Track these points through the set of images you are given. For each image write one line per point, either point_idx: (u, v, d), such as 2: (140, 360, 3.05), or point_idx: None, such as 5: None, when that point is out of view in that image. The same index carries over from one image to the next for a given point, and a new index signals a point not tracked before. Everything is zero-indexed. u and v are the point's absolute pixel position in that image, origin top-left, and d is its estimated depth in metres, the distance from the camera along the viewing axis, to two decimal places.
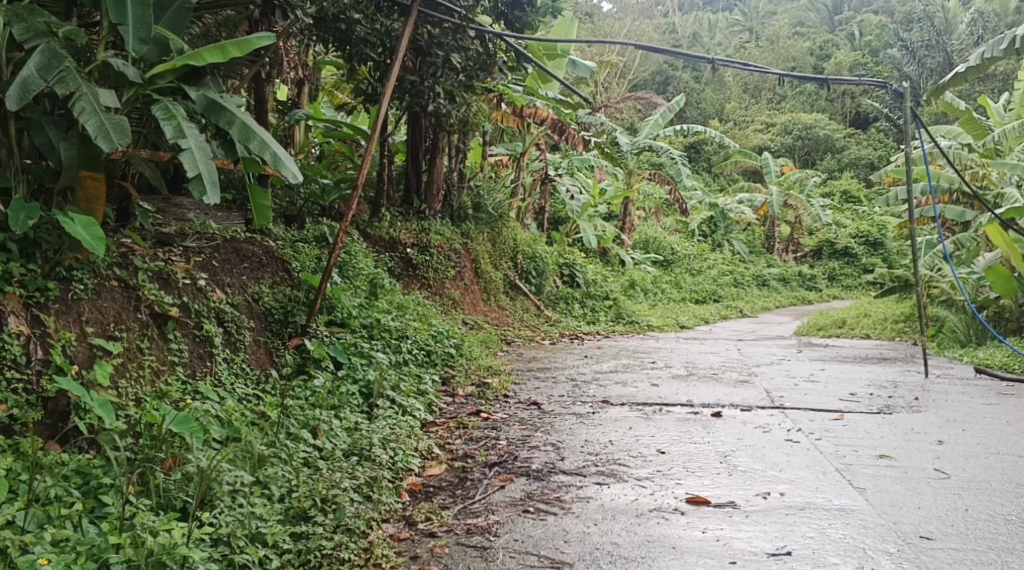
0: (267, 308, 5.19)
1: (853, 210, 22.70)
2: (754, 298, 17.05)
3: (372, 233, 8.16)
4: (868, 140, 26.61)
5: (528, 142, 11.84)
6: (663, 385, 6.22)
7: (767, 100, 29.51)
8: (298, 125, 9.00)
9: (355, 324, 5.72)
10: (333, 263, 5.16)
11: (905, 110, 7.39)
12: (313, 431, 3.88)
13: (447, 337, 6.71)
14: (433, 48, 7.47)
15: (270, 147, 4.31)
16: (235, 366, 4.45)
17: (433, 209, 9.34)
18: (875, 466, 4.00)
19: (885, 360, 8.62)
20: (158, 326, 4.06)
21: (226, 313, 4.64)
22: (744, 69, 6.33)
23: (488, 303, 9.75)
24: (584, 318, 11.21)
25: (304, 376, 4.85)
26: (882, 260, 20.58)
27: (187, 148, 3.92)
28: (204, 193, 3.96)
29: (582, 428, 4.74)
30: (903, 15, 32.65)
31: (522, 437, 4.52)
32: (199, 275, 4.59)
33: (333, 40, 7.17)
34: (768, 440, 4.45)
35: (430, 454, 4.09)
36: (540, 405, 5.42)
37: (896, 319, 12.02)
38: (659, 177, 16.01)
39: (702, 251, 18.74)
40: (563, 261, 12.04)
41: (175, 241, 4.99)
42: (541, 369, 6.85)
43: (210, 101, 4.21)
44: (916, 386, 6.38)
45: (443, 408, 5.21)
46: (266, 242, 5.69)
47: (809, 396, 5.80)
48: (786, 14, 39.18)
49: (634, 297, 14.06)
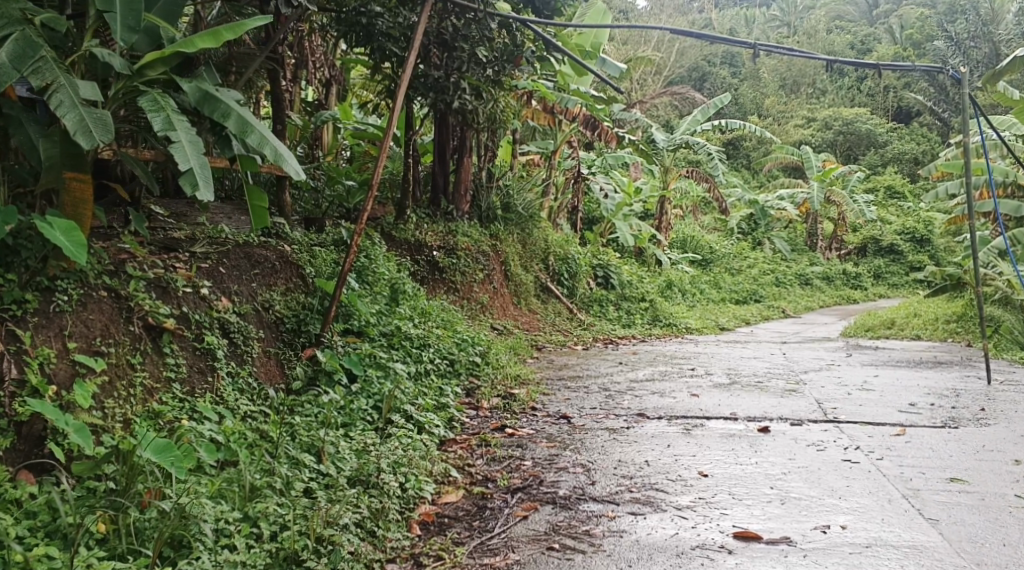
0: (279, 316, 4.89)
1: (898, 206, 21.85)
2: (797, 298, 16.40)
3: (396, 236, 7.87)
4: (912, 133, 25.62)
5: (560, 139, 11.45)
6: (704, 395, 5.78)
7: (807, 95, 28.68)
8: (325, 126, 8.83)
9: (373, 333, 5.39)
10: (347, 268, 4.82)
11: (965, 96, 6.77)
12: (318, 454, 3.55)
13: (472, 344, 6.35)
14: (457, 40, 7.15)
15: (270, 142, 4.15)
16: (239, 381, 4.16)
17: (460, 210, 8.99)
18: (947, 492, 3.50)
19: (941, 364, 8.03)
20: (153, 340, 3.84)
21: (232, 324, 4.37)
22: (789, 54, 5.76)
23: (518, 306, 9.40)
24: (619, 321, 10.75)
25: (316, 390, 4.54)
26: (930, 257, 19.65)
27: (178, 142, 3.81)
28: (196, 188, 3.82)
29: (616, 446, 4.34)
30: (947, 5, 31.47)
31: (549, 457, 4.12)
32: (202, 283, 4.33)
33: (355, 35, 6.88)
34: (823, 460, 3.99)
35: (446, 478, 3.71)
36: (571, 419, 5.03)
37: (948, 319, 11.36)
38: (697, 174, 15.48)
39: (741, 249, 18.13)
40: (596, 262, 11.61)
41: (182, 246, 4.74)
42: (573, 378, 6.45)
43: (204, 94, 4.04)
44: (981, 395, 5.83)
45: (466, 422, 4.86)
46: (281, 246, 5.39)
47: (865, 407, 5.30)
48: (824, 8, 38.23)
49: (671, 299, 13.57)
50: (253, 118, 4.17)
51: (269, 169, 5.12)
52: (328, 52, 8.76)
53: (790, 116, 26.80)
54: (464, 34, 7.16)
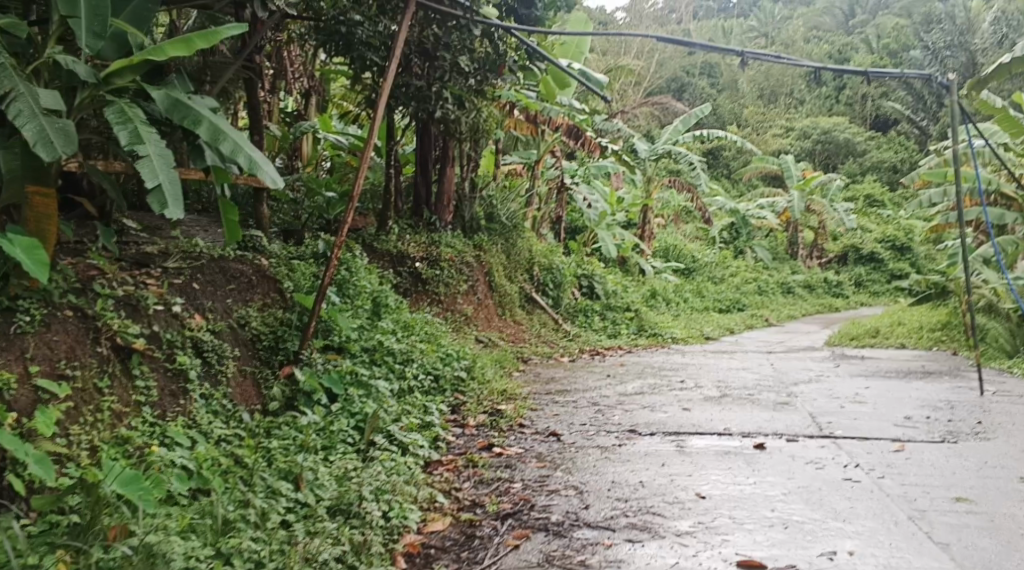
0: (255, 333, 4.71)
1: (878, 214, 21.94)
2: (780, 307, 16.37)
3: (378, 247, 7.70)
4: (890, 142, 25.79)
5: (543, 148, 11.30)
6: (695, 409, 5.64)
7: (786, 105, 28.82)
8: (305, 136, 8.60)
9: (354, 349, 5.19)
10: (327, 283, 4.64)
11: (954, 105, 6.70)
12: (295, 481, 3.37)
13: (457, 359, 6.18)
14: (439, 49, 7.01)
15: (244, 149, 3.98)
16: (213, 404, 3.98)
17: (443, 221, 8.82)
18: (953, 513, 3.38)
19: (930, 374, 7.95)
20: (121, 361, 3.66)
21: (206, 342, 4.18)
22: (776, 62, 5.65)
23: (503, 317, 9.22)
24: (604, 332, 10.60)
25: (295, 411, 4.35)
26: (910, 265, 19.67)
27: (146, 156, 3.63)
28: (165, 206, 3.65)
29: (609, 464, 4.19)
30: (922, 15, 31.80)
31: (540, 479, 3.96)
32: (175, 300, 4.16)
33: (334, 45, 6.72)
34: (822, 479, 3.85)
35: (432, 505, 3.53)
36: (560, 436, 4.86)
37: (932, 328, 11.33)
38: (679, 183, 15.41)
39: (723, 258, 18.09)
40: (580, 272, 11.49)
41: (155, 261, 4.57)
42: (560, 392, 6.28)
43: (174, 101, 3.86)
44: (975, 407, 5.73)
45: (452, 441, 4.68)
46: (258, 259, 5.21)
47: (860, 421, 5.17)
48: (801, 19, 38.54)
49: (655, 308, 13.47)
50: (226, 125, 3.99)
51: (244, 181, 4.92)
52: (307, 62, 8.58)
53: (769, 125, 26.91)
54: (445, 43, 7.01)
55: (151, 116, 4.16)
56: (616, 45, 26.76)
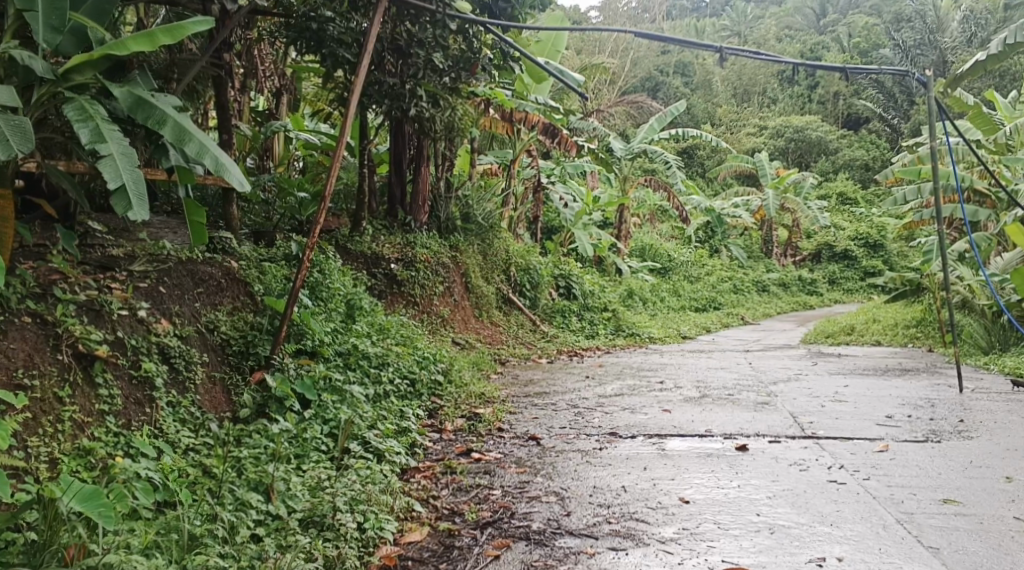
0: (224, 338, 4.56)
1: (851, 212, 22.12)
2: (756, 305, 16.43)
3: (352, 249, 7.55)
4: (862, 140, 26.04)
5: (519, 148, 11.21)
6: (675, 410, 5.58)
7: (759, 104, 28.99)
8: (277, 136, 8.40)
9: (328, 353, 5.05)
10: (298, 286, 4.51)
11: (930, 101, 6.69)
12: (266, 492, 3.23)
13: (433, 362, 6.06)
14: (413, 46, 6.89)
15: (211, 151, 3.80)
16: (180, 412, 3.84)
17: (418, 222, 8.68)
18: (942, 515, 3.34)
19: (907, 371, 7.96)
20: (83, 369, 3.48)
21: (172, 348, 4.03)
22: (755, 59, 5.58)
23: (480, 319, 9.11)
24: (582, 332, 10.52)
25: (266, 419, 4.21)
26: (883, 262, 19.83)
27: (109, 155, 3.48)
28: (129, 206, 3.47)
29: (590, 469, 4.11)
30: (892, 15, 32.15)
31: (520, 486, 3.85)
32: (140, 304, 4.00)
33: (305, 42, 6.57)
34: (807, 482, 3.79)
35: (409, 514, 3.41)
36: (540, 440, 4.77)
37: (907, 325, 11.40)
38: (655, 182, 15.40)
39: (699, 257, 18.12)
40: (557, 272, 11.41)
41: (119, 265, 4.42)
42: (538, 395, 6.19)
43: (137, 99, 3.71)
44: (955, 405, 5.73)
45: (429, 447, 4.57)
46: (227, 262, 5.06)
47: (842, 421, 5.13)
48: (773, 18, 38.82)
49: (632, 308, 13.43)
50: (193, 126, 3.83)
51: (211, 180, 4.76)
52: (277, 61, 8.42)
53: (742, 125, 27.06)
54: (419, 40, 6.90)
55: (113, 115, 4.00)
56: (590, 44, 26.75)
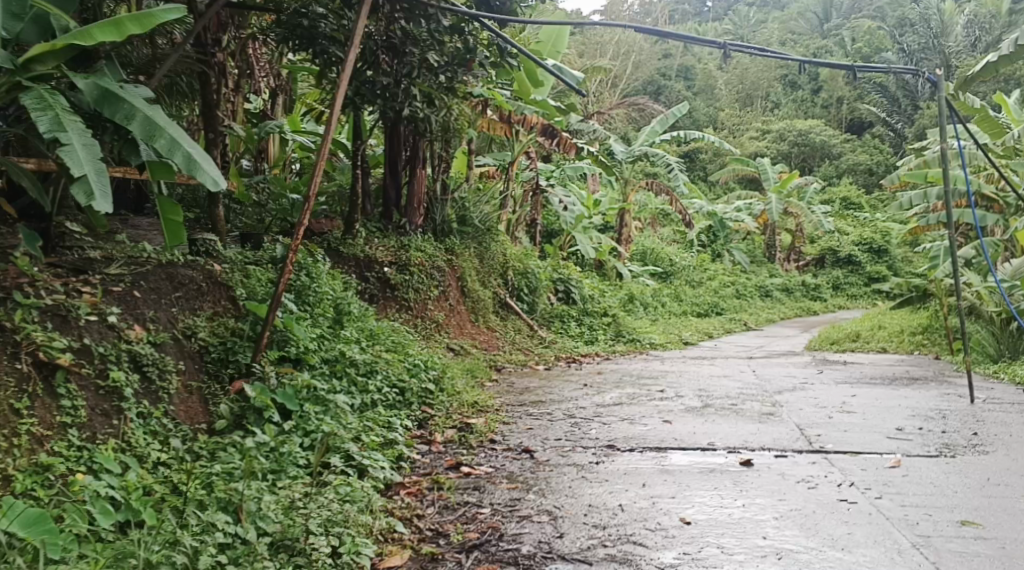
0: (203, 345, 4.36)
1: (854, 217, 21.88)
2: (758, 310, 16.18)
3: (345, 252, 7.34)
4: (865, 144, 25.80)
5: (518, 150, 10.98)
6: (676, 421, 5.35)
7: (763, 107, 28.79)
8: (272, 136, 8.25)
9: (313, 361, 4.83)
10: (281, 289, 4.31)
11: (941, 102, 6.43)
12: (235, 513, 3.01)
13: (425, 369, 5.83)
14: (407, 44, 6.61)
15: (181, 147, 3.71)
16: (151, 423, 3.62)
17: (414, 224, 8.47)
18: (962, 540, 3.11)
19: (917, 380, 7.72)
20: (44, 378, 3.27)
21: (145, 356, 3.82)
22: (761, 56, 5.32)
23: (476, 323, 8.89)
24: (581, 337, 10.29)
25: (242, 431, 3.98)
26: (887, 268, 19.59)
27: (69, 144, 3.31)
28: (91, 196, 3.34)
29: (585, 485, 3.88)
30: (896, 18, 31.92)
31: (510, 503, 3.63)
32: (110, 309, 3.79)
33: (297, 40, 6.35)
34: (816, 501, 3.56)
35: (390, 536, 3.20)
36: (534, 452, 4.54)
37: (913, 331, 11.18)
38: (657, 186, 15.18)
39: (702, 261, 17.87)
40: (556, 276, 11.19)
41: (92, 269, 4.23)
42: (535, 404, 5.96)
43: (103, 92, 3.60)
44: (968, 417, 5.49)
45: (417, 460, 4.34)
46: (209, 264, 4.84)
47: (851, 434, 4.90)
48: (776, 22, 38.59)
49: (633, 313, 13.18)
50: (163, 119, 3.74)
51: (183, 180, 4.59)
52: (272, 61, 8.22)
53: (744, 128, 26.87)
54: (414, 37, 6.63)
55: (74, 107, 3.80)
56: (592, 48, 26.63)
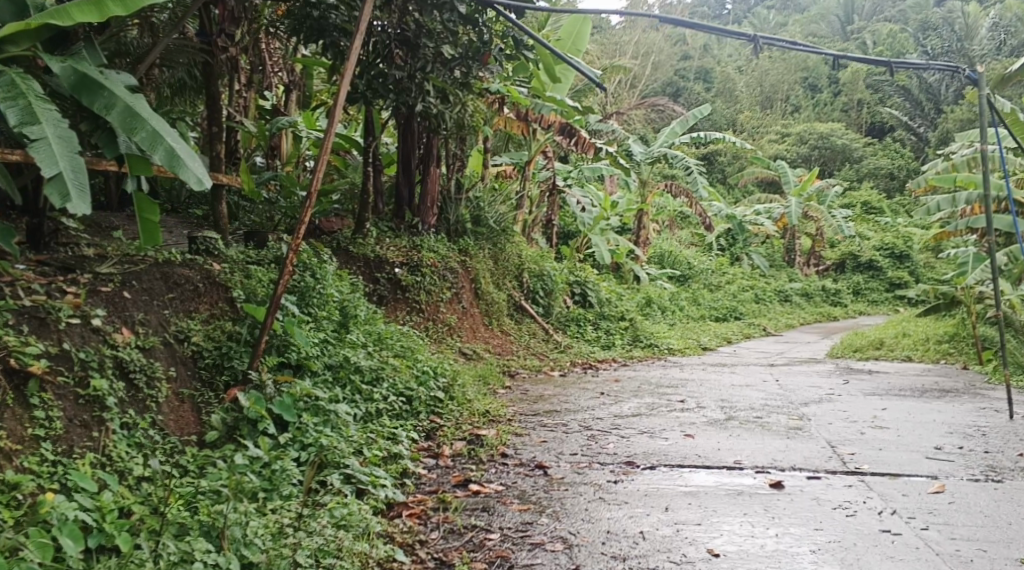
0: (197, 349, 4.11)
1: (876, 221, 21.42)
2: (777, 315, 15.79)
3: (353, 251, 7.10)
4: (886, 148, 25.32)
5: (534, 149, 10.67)
6: (699, 435, 5.05)
7: (782, 110, 28.30)
8: (285, 133, 8.03)
9: (315, 367, 4.57)
10: (280, 293, 4.03)
11: (983, 101, 6.02)
12: (218, 540, 2.82)
13: (434, 376, 5.55)
14: (421, 37, 6.31)
15: (163, 141, 3.67)
16: (136, 435, 3.41)
17: (427, 224, 8.21)
18: None
19: (948, 392, 7.35)
20: (17, 389, 3.06)
21: (132, 362, 3.60)
22: (792, 50, 4.96)
23: (490, 327, 8.61)
24: (598, 342, 9.98)
25: (235, 445, 3.72)
26: (910, 274, 19.15)
27: (43, 139, 3.29)
28: (67, 199, 3.28)
29: (603, 507, 3.60)
30: (919, 20, 31.39)
31: (521, 528, 3.35)
32: (95, 312, 3.58)
33: (305, 32, 6.10)
34: (854, 531, 3.26)
35: (389, 566, 2.97)
36: (547, 468, 4.27)
37: (939, 339, 10.81)
38: (676, 188, 14.81)
39: (720, 265, 17.50)
40: (573, 279, 10.89)
41: (82, 268, 4.03)
42: (550, 414, 5.68)
43: (83, 79, 3.56)
44: (1011, 435, 5.14)
45: (424, 475, 4.08)
46: (206, 264, 4.61)
47: (887, 453, 4.58)
48: (796, 25, 38.06)
49: (651, 316, 12.86)
50: (143, 111, 3.70)
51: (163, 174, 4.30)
52: (285, 56, 8.01)
53: (765, 131, 26.39)
54: (428, 30, 6.32)
55: (54, 91, 3.77)
56: (610, 49, 26.24)
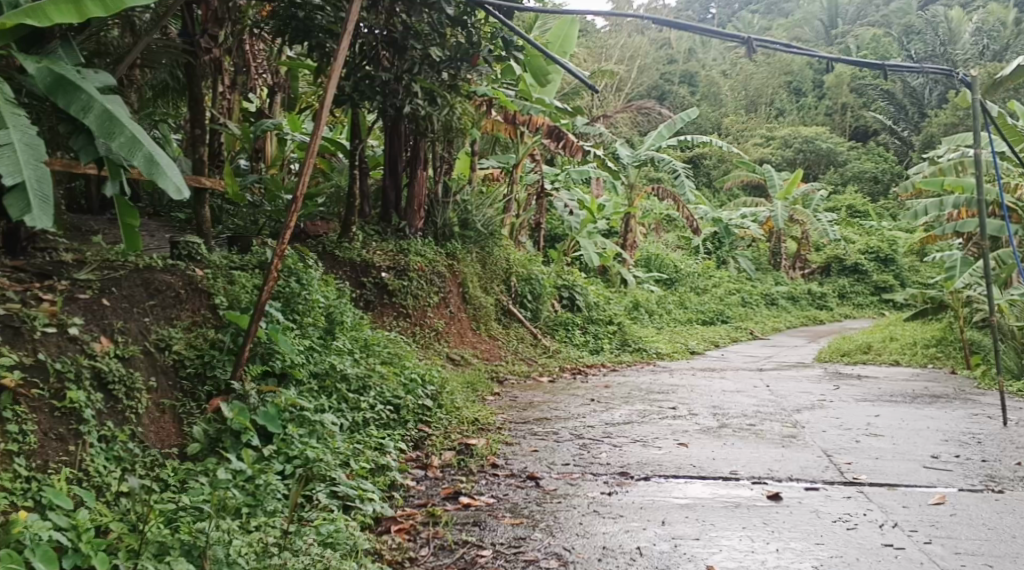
0: (179, 358, 3.97)
1: (860, 225, 21.50)
2: (763, 319, 15.78)
3: (339, 255, 6.96)
4: (870, 152, 25.46)
5: (522, 152, 10.57)
6: (693, 444, 4.96)
7: (767, 114, 28.38)
8: (269, 135, 7.89)
9: (300, 375, 4.44)
10: (264, 300, 3.90)
11: (975, 105, 5.97)
12: (199, 560, 2.70)
13: (422, 384, 5.42)
14: (409, 38, 6.19)
15: (142, 146, 3.53)
16: (115, 449, 3.26)
17: (414, 227, 8.08)
18: None
19: (939, 398, 7.31)
20: None
21: (111, 372, 3.46)
22: (785, 53, 4.87)
23: (478, 332, 8.49)
24: (586, 347, 9.89)
25: (217, 457, 3.60)
26: (894, 277, 19.22)
27: (8, 146, 3.24)
28: (27, 209, 3.19)
29: (597, 520, 3.51)
30: (902, 25, 31.63)
31: (514, 543, 3.24)
32: (72, 320, 3.45)
33: (290, 33, 5.96)
34: (857, 545, 3.17)
35: None
36: (540, 479, 4.16)
37: (927, 343, 10.81)
38: (663, 191, 14.76)
39: (706, 268, 17.46)
40: (561, 283, 10.78)
41: (59, 274, 3.89)
42: (540, 422, 5.57)
43: (59, 81, 3.45)
44: (1006, 443, 5.08)
45: (413, 488, 3.96)
46: (189, 270, 4.47)
47: (884, 462, 4.50)
48: (779, 29, 38.24)
49: (638, 320, 12.79)
50: (123, 116, 3.57)
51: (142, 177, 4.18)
52: (270, 57, 7.87)
53: (750, 135, 26.43)
54: (415, 31, 6.21)
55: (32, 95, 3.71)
56: (596, 52, 26.18)
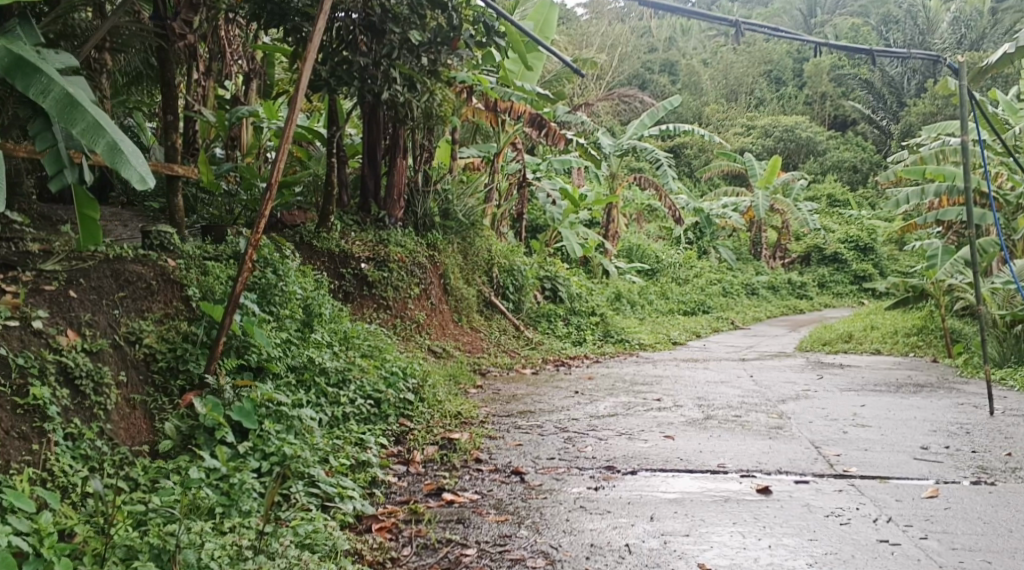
0: (150, 352, 3.82)
1: (840, 215, 21.60)
2: (744, 309, 15.80)
3: (317, 246, 6.80)
4: (850, 141, 25.57)
5: (503, 140, 10.43)
6: (680, 436, 4.88)
7: (747, 103, 28.40)
8: (245, 122, 7.69)
9: (277, 369, 4.30)
10: (238, 292, 3.76)
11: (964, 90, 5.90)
12: (168, 565, 2.56)
13: (404, 377, 5.30)
14: (387, 22, 6.01)
15: (105, 133, 3.36)
16: (82, 447, 3.12)
17: (393, 217, 7.93)
18: None
19: (923, 387, 7.29)
20: None
21: (78, 367, 3.31)
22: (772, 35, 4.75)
23: (459, 323, 8.37)
24: (569, 338, 9.80)
25: (189, 455, 3.47)
26: (873, 266, 19.34)
27: None
28: None
29: (585, 516, 3.41)
30: (881, 15, 31.72)
31: (499, 542, 3.14)
32: (36, 313, 3.29)
33: (265, 16, 5.77)
34: (852, 541, 3.10)
35: None
36: (525, 474, 4.06)
37: (908, 332, 10.83)
38: (645, 181, 14.68)
39: (688, 258, 17.43)
40: (543, 273, 10.67)
41: (23, 265, 3.72)
42: (525, 415, 5.47)
43: (18, 61, 3.27)
44: (994, 433, 5.05)
45: (394, 484, 3.84)
46: (160, 261, 4.30)
47: (874, 453, 4.45)
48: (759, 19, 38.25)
49: (620, 311, 12.73)
50: (86, 102, 3.40)
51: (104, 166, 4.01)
52: (245, 42, 7.66)
53: (730, 124, 26.44)
54: (394, 14, 6.03)
55: None
56: (577, 41, 25.99)
